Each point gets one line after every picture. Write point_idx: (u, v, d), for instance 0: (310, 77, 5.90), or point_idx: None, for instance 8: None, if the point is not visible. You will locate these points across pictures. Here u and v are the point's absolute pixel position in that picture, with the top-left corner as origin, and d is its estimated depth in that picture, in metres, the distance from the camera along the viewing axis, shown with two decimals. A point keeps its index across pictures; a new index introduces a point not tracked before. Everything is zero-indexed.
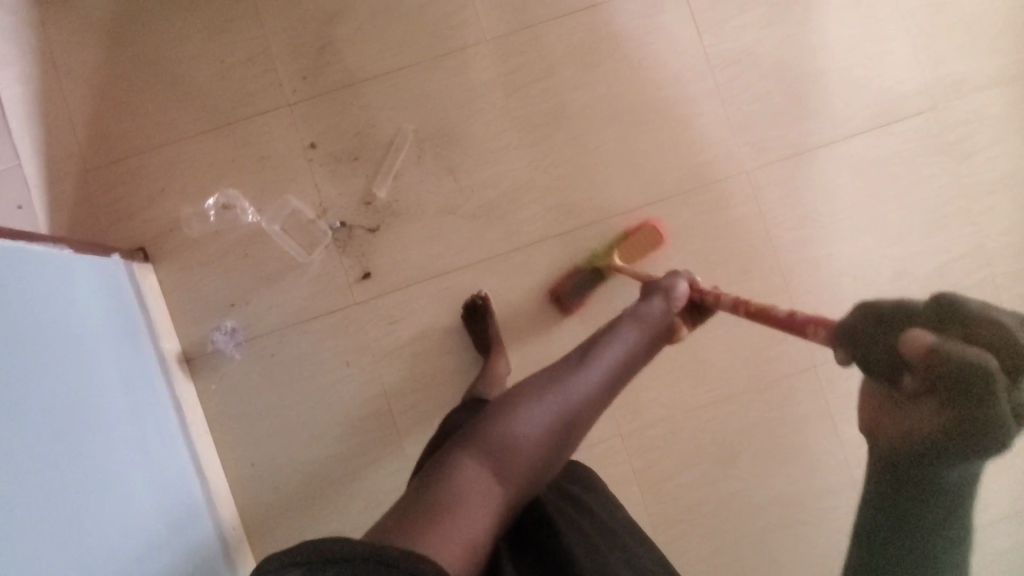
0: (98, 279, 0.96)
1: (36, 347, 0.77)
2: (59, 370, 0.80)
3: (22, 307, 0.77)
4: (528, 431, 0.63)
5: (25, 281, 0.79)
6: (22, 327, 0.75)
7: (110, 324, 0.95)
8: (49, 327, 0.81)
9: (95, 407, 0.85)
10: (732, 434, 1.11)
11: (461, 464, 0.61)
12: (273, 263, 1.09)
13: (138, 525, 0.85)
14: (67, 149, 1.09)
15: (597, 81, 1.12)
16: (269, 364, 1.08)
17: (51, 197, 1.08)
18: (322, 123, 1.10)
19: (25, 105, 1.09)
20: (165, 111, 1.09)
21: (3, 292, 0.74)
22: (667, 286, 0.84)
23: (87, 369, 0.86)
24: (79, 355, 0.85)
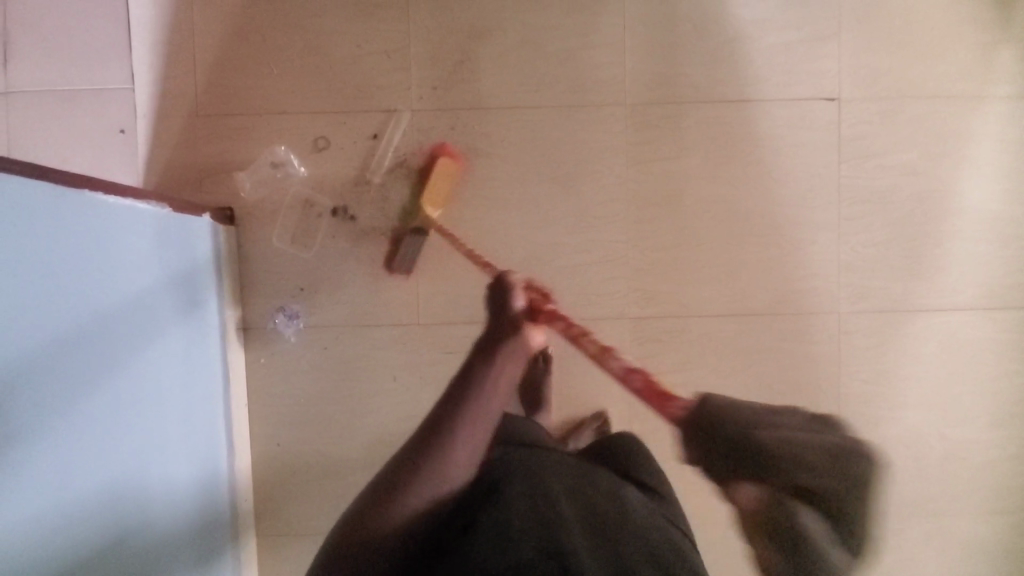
0: (181, 235, 0.94)
1: (109, 273, 0.77)
2: (124, 323, 0.79)
3: (105, 259, 0.75)
4: (456, 458, 0.79)
5: (113, 232, 0.78)
6: (102, 252, 0.76)
7: (182, 284, 0.94)
8: (125, 279, 0.80)
9: (150, 349, 0.85)
10: (740, 560, 1.10)
11: (405, 492, 0.78)
12: (350, 261, 1.07)
13: (154, 471, 0.85)
14: (181, 85, 1.07)
15: (721, 176, 1.07)
16: (318, 357, 1.08)
17: (154, 129, 1.07)
18: (437, 137, 1.08)
19: (152, 31, 1.07)
20: (286, 78, 1.07)
21: (92, 217, 0.74)
22: (508, 287, 0.98)
23: (153, 317, 0.86)
24: (148, 304, 0.85)
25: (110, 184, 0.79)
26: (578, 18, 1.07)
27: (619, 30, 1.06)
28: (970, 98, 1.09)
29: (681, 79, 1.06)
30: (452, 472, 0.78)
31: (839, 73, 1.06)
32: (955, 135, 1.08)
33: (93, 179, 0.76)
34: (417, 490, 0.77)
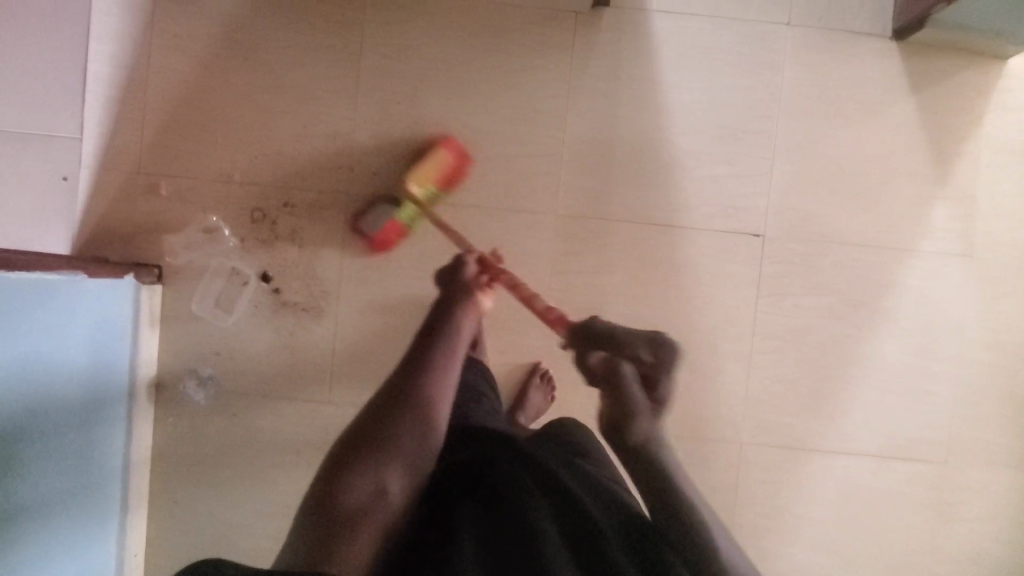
0: (87, 294, 0.93)
1: (11, 357, 0.78)
2: (15, 374, 0.79)
3: (12, 320, 0.78)
4: (362, 490, 0.66)
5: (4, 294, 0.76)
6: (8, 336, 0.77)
7: (83, 341, 0.93)
8: (27, 347, 0.81)
9: (47, 423, 0.87)
10: None
11: (368, 475, 0.67)
12: (269, 332, 1.09)
13: (35, 543, 0.86)
14: (129, 141, 1.10)
15: (640, 297, 1.09)
16: (226, 421, 1.10)
17: (96, 181, 1.10)
18: (371, 222, 1.10)
19: (106, 86, 1.10)
20: (232, 149, 1.09)
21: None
22: (460, 263, 0.95)
23: (56, 391, 0.88)
24: (50, 378, 0.87)
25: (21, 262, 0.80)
26: (521, 126, 1.09)
27: (557, 143, 1.09)
28: (900, 249, 1.08)
29: (612, 197, 1.09)
30: (414, 446, 0.70)
31: (765, 212, 1.08)
32: (878, 283, 1.09)
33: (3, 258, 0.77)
34: (357, 480, 0.66)
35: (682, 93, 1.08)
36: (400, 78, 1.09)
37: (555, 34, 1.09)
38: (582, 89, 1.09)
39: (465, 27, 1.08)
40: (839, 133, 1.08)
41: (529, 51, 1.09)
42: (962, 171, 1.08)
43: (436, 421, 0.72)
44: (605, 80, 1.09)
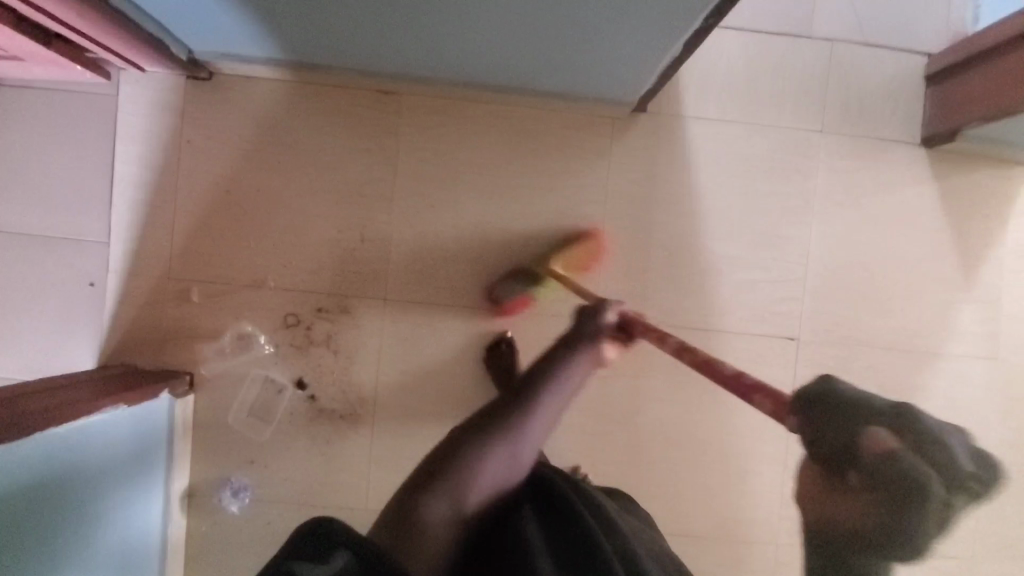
0: (127, 428, 0.90)
1: (70, 495, 0.76)
2: (74, 511, 0.77)
3: (69, 455, 0.76)
4: (437, 519, 0.67)
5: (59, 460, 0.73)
6: (65, 474, 0.75)
7: (121, 477, 0.90)
8: (82, 480, 0.79)
9: (100, 554, 0.84)
10: None
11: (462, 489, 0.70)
12: (306, 439, 1.08)
13: None
14: (160, 244, 1.07)
15: (677, 399, 1.10)
16: (261, 531, 1.07)
17: (124, 286, 1.07)
18: (409, 326, 1.09)
19: (134, 189, 1.07)
20: (266, 252, 1.08)
21: (59, 441, 0.73)
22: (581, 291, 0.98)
23: (106, 518, 0.85)
24: (102, 507, 0.84)
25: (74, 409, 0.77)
26: (558, 231, 1.09)
27: (595, 246, 1.10)
28: (929, 350, 1.11)
29: (649, 301, 1.09)
30: (478, 488, 0.70)
31: (799, 316, 1.10)
32: (908, 384, 1.11)
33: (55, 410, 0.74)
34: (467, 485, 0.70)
35: (718, 198, 1.09)
36: (437, 182, 1.09)
37: (593, 138, 1.09)
38: (619, 194, 1.09)
39: (503, 132, 1.09)
40: (870, 238, 1.10)
41: (566, 156, 1.09)
42: (987, 275, 1.11)
43: (534, 438, 0.77)
44: (642, 185, 1.09)
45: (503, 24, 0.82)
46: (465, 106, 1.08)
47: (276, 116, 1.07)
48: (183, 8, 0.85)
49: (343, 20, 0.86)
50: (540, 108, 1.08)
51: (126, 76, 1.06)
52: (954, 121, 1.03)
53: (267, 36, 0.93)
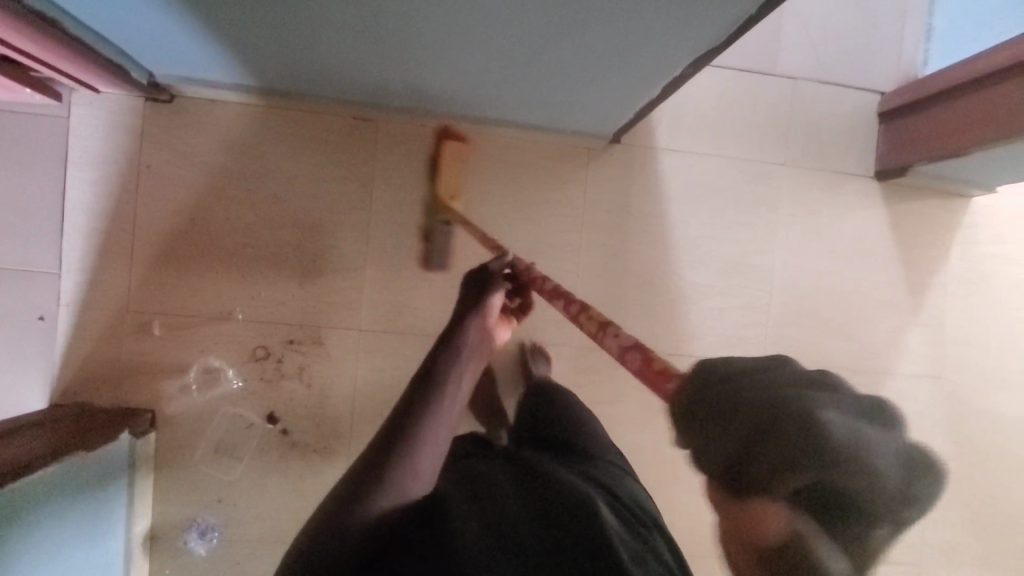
0: (83, 483, 0.85)
1: (23, 556, 0.71)
2: (28, 574, 0.72)
3: (24, 515, 0.71)
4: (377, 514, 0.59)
5: (13, 537, 0.69)
6: (20, 535, 0.70)
7: (76, 530, 0.84)
8: (37, 539, 0.74)
9: None
10: None
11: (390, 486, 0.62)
12: (278, 475, 1.04)
13: None
14: (117, 275, 1.02)
15: (649, 424, 1.13)
16: (229, 572, 1.03)
17: (77, 319, 1.01)
18: (384, 357, 1.07)
19: (87, 217, 1.01)
20: (233, 283, 1.04)
21: (14, 501, 0.69)
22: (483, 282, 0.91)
23: (62, 575, 0.80)
24: (58, 564, 0.79)
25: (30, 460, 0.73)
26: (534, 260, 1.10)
27: (570, 275, 1.11)
28: (882, 372, 1.17)
29: (624, 329, 1.11)
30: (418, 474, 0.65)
31: (765, 341, 1.15)
32: None
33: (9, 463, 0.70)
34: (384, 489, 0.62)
35: (688, 227, 1.12)
36: (412, 210, 1.07)
37: (568, 168, 1.10)
38: (593, 224, 1.11)
39: (479, 160, 1.08)
40: (829, 266, 1.16)
41: (542, 185, 1.10)
42: (934, 300, 1.18)
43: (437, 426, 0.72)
44: (617, 214, 1.11)
45: (485, 60, 0.82)
46: (440, 134, 1.07)
47: (242, 141, 1.03)
48: (146, 34, 0.82)
49: (320, 50, 0.84)
50: (516, 137, 1.09)
51: (78, 97, 1.00)
52: (904, 158, 1.10)
53: (237, 62, 0.90)
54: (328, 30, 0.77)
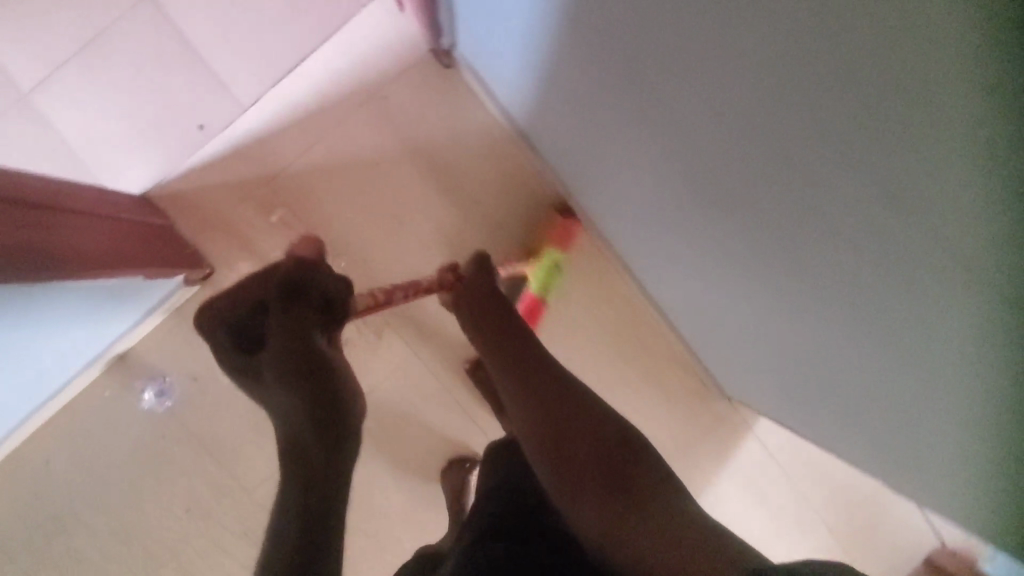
0: (114, 282, 0.89)
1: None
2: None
3: (24, 288, 0.74)
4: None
5: (29, 296, 0.74)
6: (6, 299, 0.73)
7: (62, 318, 0.87)
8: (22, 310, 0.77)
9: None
10: None
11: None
12: (254, 399, 1.04)
13: None
14: (285, 149, 1.02)
15: None
16: (152, 435, 1.03)
17: (227, 153, 1.02)
18: (411, 390, 1.05)
19: (303, 88, 1.02)
20: (358, 233, 1.03)
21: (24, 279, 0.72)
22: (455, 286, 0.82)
23: (21, 344, 0.83)
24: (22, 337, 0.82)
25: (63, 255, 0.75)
26: None
27: None
28: None
29: None
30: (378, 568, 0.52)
31: None
32: None
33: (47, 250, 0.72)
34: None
35: (728, 509, 1.11)
36: None
37: (677, 386, 1.09)
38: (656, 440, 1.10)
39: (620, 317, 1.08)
40: None
41: (647, 380, 1.08)
42: None
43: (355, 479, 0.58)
44: (675, 452, 1.10)
45: (715, 292, 0.82)
46: (612, 272, 1.07)
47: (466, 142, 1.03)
48: (489, 31, 0.81)
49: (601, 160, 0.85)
50: (662, 327, 1.08)
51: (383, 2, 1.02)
52: None
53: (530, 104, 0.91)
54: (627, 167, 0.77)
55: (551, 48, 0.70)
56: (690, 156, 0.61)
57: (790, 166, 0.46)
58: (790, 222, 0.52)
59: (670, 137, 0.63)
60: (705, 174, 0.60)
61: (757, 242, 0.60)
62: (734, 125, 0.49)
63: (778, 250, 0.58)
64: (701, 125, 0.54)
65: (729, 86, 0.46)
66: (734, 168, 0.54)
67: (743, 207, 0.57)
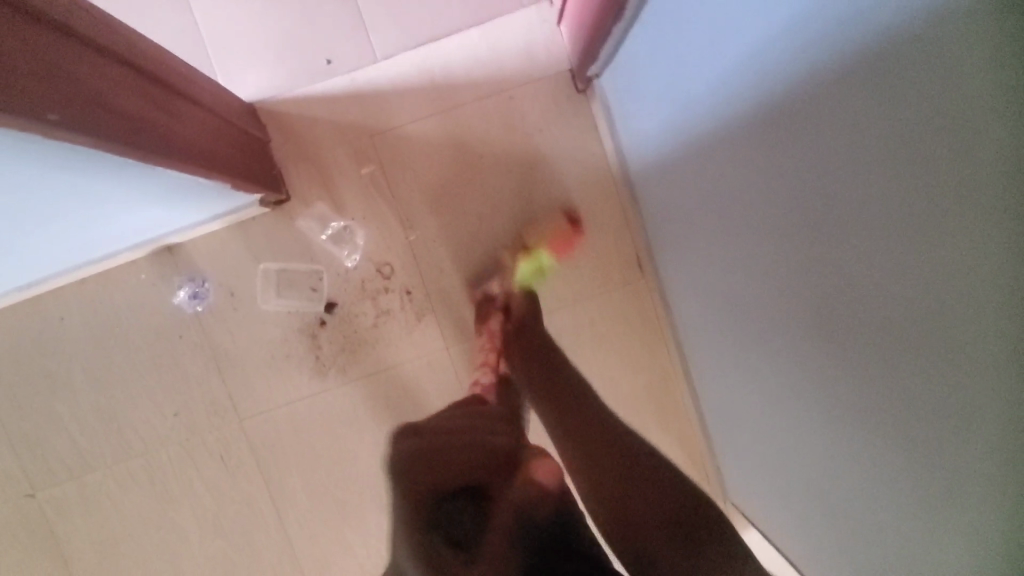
0: (203, 193, 0.90)
1: (95, 197, 0.72)
2: (85, 207, 0.73)
3: (132, 175, 0.72)
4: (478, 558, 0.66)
5: (133, 183, 0.75)
6: (114, 183, 0.71)
7: (145, 207, 0.85)
8: (120, 194, 0.75)
9: (60, 236, 0.79)
10: None
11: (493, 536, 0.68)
12: (280, 334, 1.04)
13: None
14: (398, 112, 1.02)
15: None
16: (173, 332, 1.03)
17: (342, 95, 1.02)
18: (430, 380, 1.05)
19: (436, 60, 1.02)
20: (438, 215, 1.04)
21: (135, 166, 0.70)
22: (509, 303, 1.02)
23: (98, 222, 0.81)
24: (104, 216, 0.80)
25: (173, 148, 0.73)
26: None
27: None
28: None
29: None
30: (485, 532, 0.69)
31: None
32: None
33: (160, 140, 0.70)
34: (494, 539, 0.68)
35: None
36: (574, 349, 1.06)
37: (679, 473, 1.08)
38: None
39: (650, 390, 1.07)
40: None
41: None
42: None
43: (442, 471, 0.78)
44: None
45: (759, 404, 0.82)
46: (660, 344, 1.06)
47: (569, 171, 1.03)
48: (644, 76, 0.82)
49: (695, 242, 0.85)
50: (687, 413, 1.07)
51: (546, 8, 1.01)
52: None
53: (647, 159, 0.91)
54: (719, 257, 0.77)
55: (687, 117, 0.72)
56: (760, 274, 0.65)
57: (842, 331, 0.50)
58: (830, 376, 0.55)
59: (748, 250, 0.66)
60: (772, 298, 0.63)
61: (799, 379, 0.62)
62: (809, 274, 0.52)
63: (806, 389, 0.61)
64: (780, 257, 0.58)
65: (839, 215, 0.45)
66: (799, 308, 0.57)
67: (808, 343, 0.58)
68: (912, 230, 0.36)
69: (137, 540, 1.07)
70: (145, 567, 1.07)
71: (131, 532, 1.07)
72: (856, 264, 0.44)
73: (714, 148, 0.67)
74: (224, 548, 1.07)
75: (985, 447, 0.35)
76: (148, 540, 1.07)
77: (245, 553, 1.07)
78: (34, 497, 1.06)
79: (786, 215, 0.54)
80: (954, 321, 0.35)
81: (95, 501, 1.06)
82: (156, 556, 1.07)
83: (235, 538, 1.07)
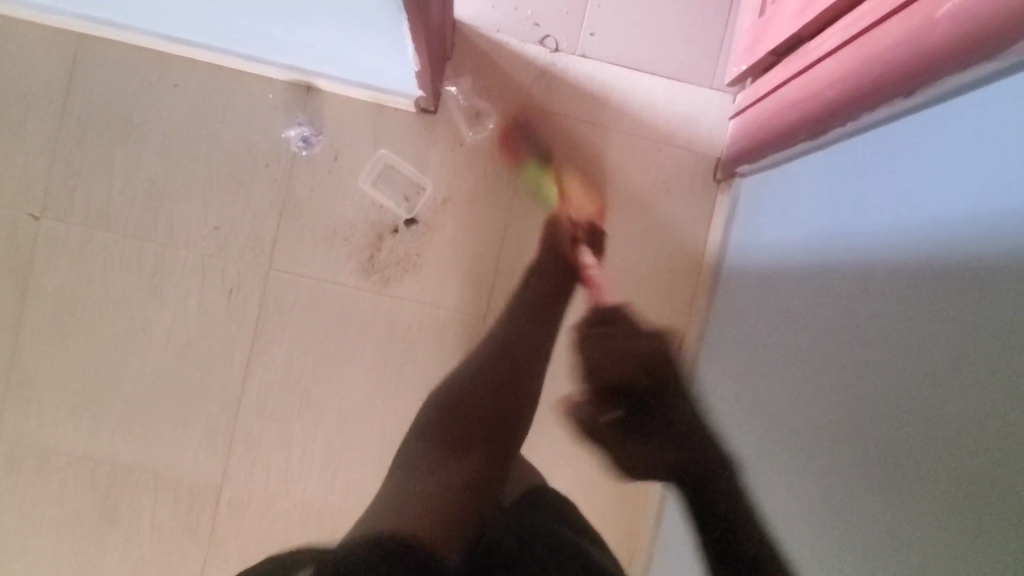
0: (390, 65, 0.93)
1: (333, 11, 0.76)
2: (317, 12, 0.76)
3: (376, 16, 0.77)
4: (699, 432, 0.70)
5: (368, 21, 0.79)
6: (358, 11, 0.76)
7: (337, 43, 0.88)
8: (348, 21, 0.79)
9: (263, 17, 0.81)
10: None
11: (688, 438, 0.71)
12: (355, 217, 1.05)
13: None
14: (567, 102, 1.09)
15: None
16: (266, 157, 1.04)
17: (532, 59, 1.08)
18: (456, 334, 1.07)
19: (623, 82, 1.10)
20: (547, 203, 1.09)
21: (388, 13, 0.75)
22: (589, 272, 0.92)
23: (299, 27, 0.84)
24: (310, 27, 0.83)
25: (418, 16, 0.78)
26: None
27: None
28: None
29: None
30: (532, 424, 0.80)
31: None
32: None
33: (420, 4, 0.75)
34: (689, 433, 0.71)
35: None
36: None
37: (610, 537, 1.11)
38: None
39: None
40: None
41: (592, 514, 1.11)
42: None
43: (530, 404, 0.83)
44: None
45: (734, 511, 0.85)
46: None
47: (671, 238, 1.11)
48: (804, 187, 0.85)
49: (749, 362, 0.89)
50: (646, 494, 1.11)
51: (728, 100, 1.11)
52: None
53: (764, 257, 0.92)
54: (773, 373, 0.80)
55: (790, 255, 0.83)
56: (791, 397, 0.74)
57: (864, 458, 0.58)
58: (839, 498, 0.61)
59: (781, 385, 0.76)
60: (790, 429, 0.72)
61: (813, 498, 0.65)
62: (844, 421, 0.62)
63: (792, 511, 0.69)
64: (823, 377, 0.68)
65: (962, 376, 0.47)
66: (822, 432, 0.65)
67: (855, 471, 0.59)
68: (954, 373, 0.48)
69: (102, 317, 1.02)
70: (96, 340, 1.03)
71: (101, 305, 1.02)
72: (890, 414, 0.55)
73: (796, 280, 0.79)
74: (177, 373, 1.03)
75: (985, 555, 0.43)
76: (115, 320, 1.03)
77: (195, 384, 1.04)
78: (36, 223, 1.01)
79: (847, 351, 0.64)
80: (999, 473, 0.43)
81: (89, 259, 1.02)
82: (110, 343, 1.03)
83: (194, 365, 1.03)
